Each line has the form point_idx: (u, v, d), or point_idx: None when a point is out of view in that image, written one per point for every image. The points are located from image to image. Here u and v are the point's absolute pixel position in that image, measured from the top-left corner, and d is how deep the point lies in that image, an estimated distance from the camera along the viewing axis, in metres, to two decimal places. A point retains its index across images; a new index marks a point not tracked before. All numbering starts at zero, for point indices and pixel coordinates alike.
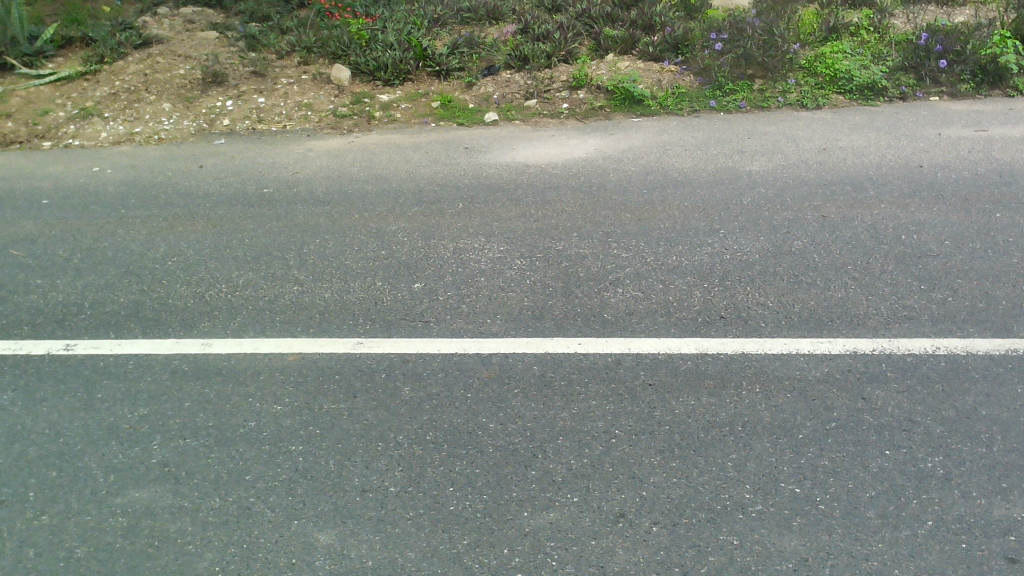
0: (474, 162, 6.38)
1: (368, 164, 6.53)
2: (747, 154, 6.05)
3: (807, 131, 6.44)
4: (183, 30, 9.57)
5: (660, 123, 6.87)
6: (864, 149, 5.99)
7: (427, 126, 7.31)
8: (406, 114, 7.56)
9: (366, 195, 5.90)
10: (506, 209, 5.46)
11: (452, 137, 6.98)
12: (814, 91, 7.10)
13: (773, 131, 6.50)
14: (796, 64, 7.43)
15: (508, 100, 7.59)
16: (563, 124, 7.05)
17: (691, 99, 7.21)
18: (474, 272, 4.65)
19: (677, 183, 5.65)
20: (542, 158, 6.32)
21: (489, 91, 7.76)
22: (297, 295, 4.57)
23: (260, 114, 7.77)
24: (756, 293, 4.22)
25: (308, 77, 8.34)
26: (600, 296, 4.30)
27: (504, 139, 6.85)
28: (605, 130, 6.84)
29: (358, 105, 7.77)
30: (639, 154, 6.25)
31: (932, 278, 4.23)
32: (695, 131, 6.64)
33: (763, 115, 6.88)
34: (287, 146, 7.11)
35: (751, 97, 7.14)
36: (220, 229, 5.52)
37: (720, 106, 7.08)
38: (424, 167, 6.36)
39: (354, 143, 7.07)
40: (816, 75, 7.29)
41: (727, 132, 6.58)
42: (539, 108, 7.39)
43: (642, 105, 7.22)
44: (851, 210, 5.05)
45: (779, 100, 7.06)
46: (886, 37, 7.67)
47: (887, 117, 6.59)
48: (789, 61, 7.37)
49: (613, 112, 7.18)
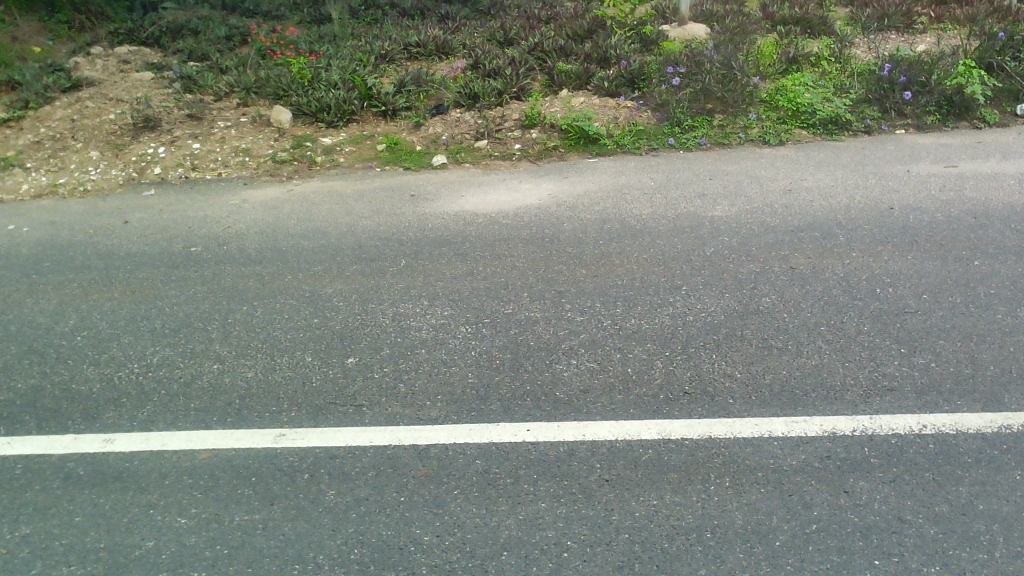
0: (420, 212, 5.97)
1: (306, 216, 6.09)
2: (708, 198, 5.71)
3: (771, 170, 6.13)
4: (116, 71, 9.10)
5: (617, 164, 6.53)
6: (831, 189, 5.68)
7: (371, 171, 6.90)
8: (350, 159, 7.15)
9: (301, 253, 5.45)
10: (451, 266, 5.05)
11: (396, 184, 6.58)
12: (776, 126, 6.80)
13: (735, 171, 6.17)
14: (757, 97, 7.14)
15: (457, 141, 7.20)
16: (515, 167, 6.67)
17: (648, 136, 6.88)
18: (415, 343, 4.23)
19: (635, 232, 5.28)
20: (491, 207, 5.93)
21: (437, 132, 7.38)
22: (217, 375, 4.10)
23: (194, 161, 7.31)
24: (722, 363, 3.84)
25: (247, 120, 7.92)
26: (551, 371, 3.89)
27: (452, 185, 6.44)
28: (559, 172, 6.47)
29: (299, 150, 7.34)
30: (594, 198, 5.89)
31: (912, 339, 3.88)
32: (654, 172, 6.29)
33: (724, 153, 6.57)
34: (220, 197, 6.66)
35: (711, 133, 6.82)
36: (139, 295, 5.04)
37: (680, 144, 6.74)
38: (365, 219, 5.94)
39: (293, 192, 6.63)
40: (778, 109, 7.00)
41: (687, 172, 6.24)
42: (489, 149, 7.01)
43: (598, 144, 6.87)
44: (821, 259, 4.72)
45: (741, 136, 6.74)
46: (848, 68, 7.42)
47: (853, 153, 6.30)
48: (748, 95, 7.07)
49: (568, 152, 6.82)
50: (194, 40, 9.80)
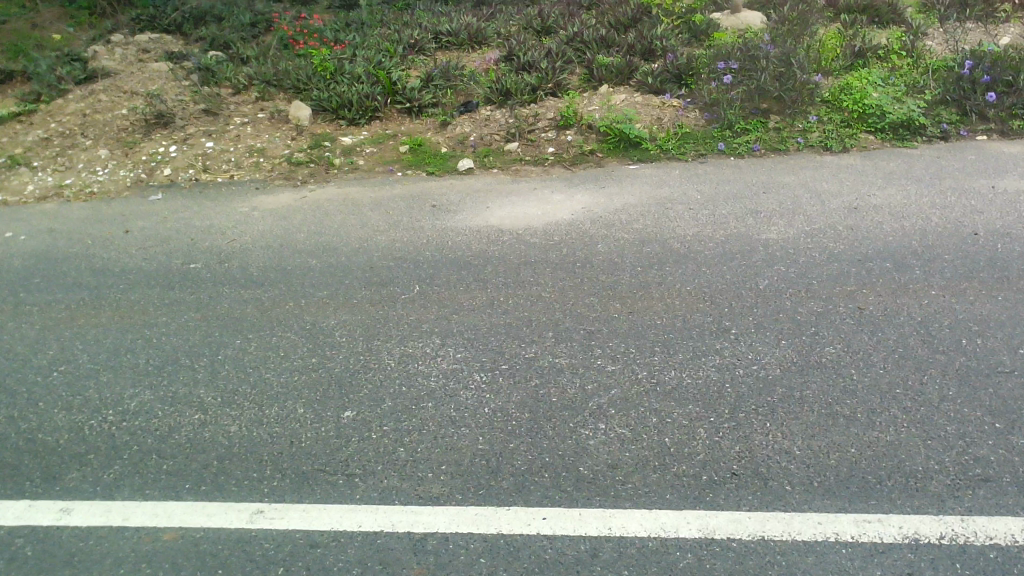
0: (440, 226, 5.43)
1: (317, 229, 5.59)
2: (762, 216, 5.08)
3: (833, 182, 5.46)
4: (134, 61, 8.68)
5: (660, 173, 5.91)
6: (903, 208, 5.00)
7: (392, 176, 6.38)
8: (370, 161, 6.62)
9: (306, 274, 4.95)
10: (469, 295, 4.51)
11: (418, 191, 6.04)
12: (839, 130, 6.11)
13: (792, 183, 5.51)
14: (818, 96, 6.44)
15: (486, 143, 6.64)
16: (548, 174, 6.09)
17: (695, 140, 6.23)
18: (421, 394, 3.71)
19: (678, 258, 4.68)
20: (518, 221, 5.36)
21: (465, 132, 6.82)
22: (196, 429, 3.62)
23: (206, 162, 6.85)
24: (777, 434, 3.25)
25: (265, 116, 7.44)
26: (576, 437, 3.33)
27: (478, 194, 5.89)
28: (595, 181, 5.87)
29: (317, 150, 6.84)
30: (632, 213, 5.29)
31: (1008, 412, 3.24)
32: (701, 184, 5.66)
33: (780, 161, 5.90)
34: (229, 203, 6.18)
35: (766, 138, 6.15)
36: (127, 321, 4.58)
37: (730, 150, 6.09)
38: (380, 233, 5.41)
39: (307, 199, 6.13)
40: (842, 110, 6.29)
41: (739, 184, 5.60)
42: (520, 153, 6.43)
43: (639, 149, 6.25)
44: (893, 298, 4.08)
45: (799, 141, 6.07)
46: (921, 64, 6.67)
47: (928, 164, 5.59)
48: (809, 94, 6.38)
49: (606, 157, 6.22)
50: (217, 27, 9.35)
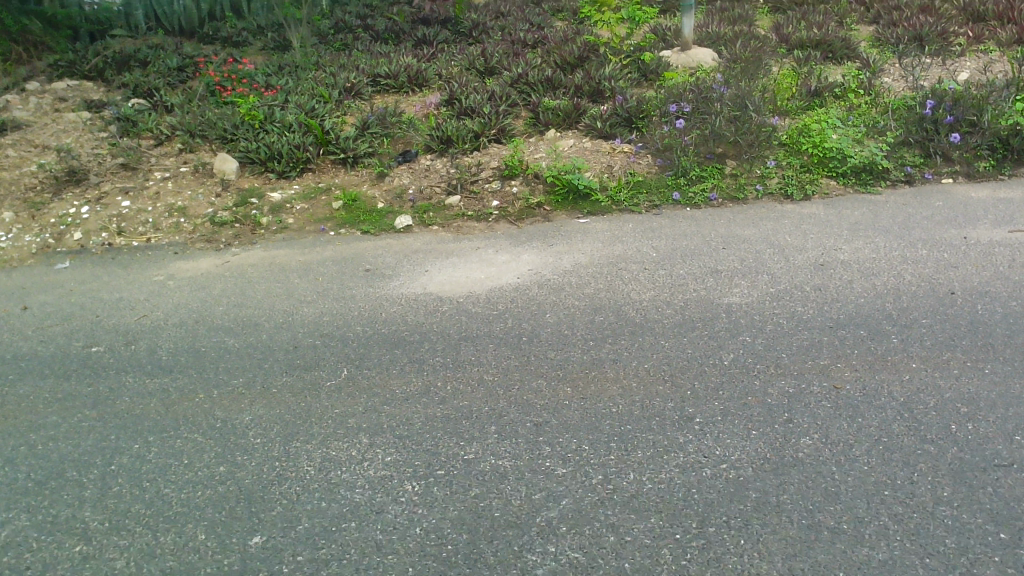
0: (373, 294, 4.94)
1: (238, 300, 5.06)
2: (724, 276, 4.69)
3: (797, 235, 5.09)
4: (49, 111, 8.09)
5: (612, 226, 5.50)
6: (871, 263, 4.65)
7: (324, 236, 5.89)
8: (300, 220, 6.13)
9: (221, 358, 4.42)
10: (403, 379, 4.03)
11: (351, 254, 5.55)
12: (799, 176, 5.77)
13: (753, 236, 5.14)
14: (775, 140, 6.11)
15: (425, 196, 6.18)
16: (492, 230, 5.65)
17: (648, 189, 5.85)
18: (343, 510, 3.20)
19: (634, 329, 4.25)
20: (459, 288, 4.90)
21: (404, 184, 6.36)
22: (75, 567, 3.06)
23: (121, 224, 6.28)
24: (753, 554, 2.80)
25: (188, 170, 6.92)
26: (521, 567, 2.85)
27: (416, 255, 5.42)
28: (542, 238, 5.44)
29: (242, 208, 6.32)
30: (582, 275, 4.87)
31: (1013, 518, 2.84)
32: (656, 239, 5.26)
33: (739, 211, 5.54)
34: (142, 271, 5.62)
35: (723, 186, 5.79)
36: (11, 423, 4.00)
37: (685, 199, 5.72)
38: (306, 305, 4.91)
39: (229, 265, 5.60)
40: (800, 154, 5.97)
41: (696, 238, 5.20)
42: (462, 207, 5.99)
43: (589, 200, 5.84)
44: (871, 373, 3.69)
45: (758, 189, 5.71)
46: (879, 103, 6.40)
47: (894, 212, 5.27)
48: (765, 137, 6.04)
49: (554, 211, 5.80)
50: (140, 73, 8.81)
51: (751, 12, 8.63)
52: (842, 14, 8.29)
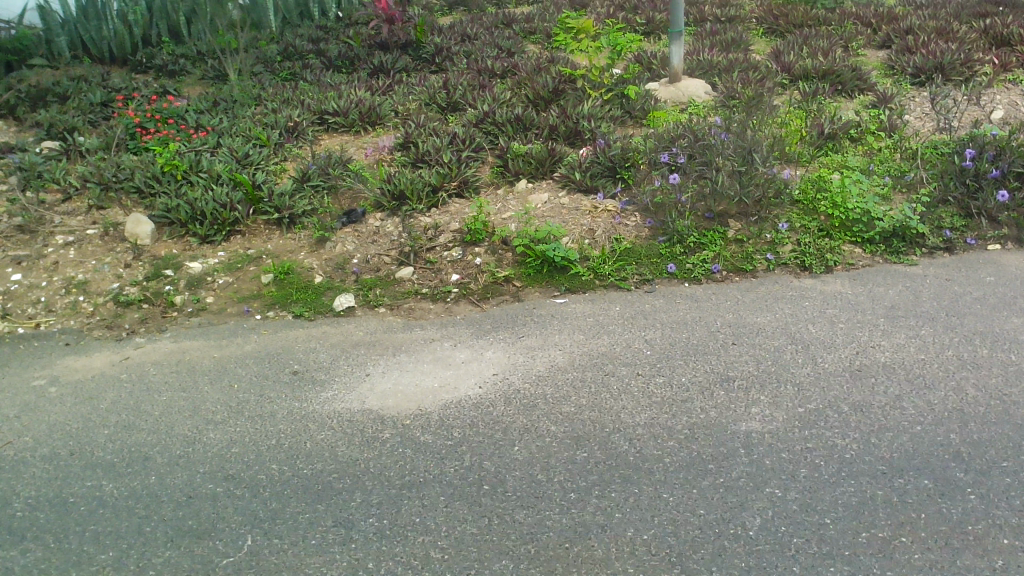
0: (300, 412, 3.94)
1: (130, 419, 4.03)
2: (737, 387, 3.73)
3: (823, 324, 4.15)
4: None
5: (595, 309, 4.55)
6: (920, 368, 3.72)
7: (248, 320, 4.88)
8: (220, 299, 5.11)
9: (90, 515, 3.39)
10: (323, 556, 3.02)
11: (277, 348, 4.55)
12: (817, 241, 4.85)
13: (768, 326, 4.19)
14: (785, 196, 5.18)
15: (372, 267, 5.19)
16: (451, 316, 4.68)
17: (638, 259, 4.90)
18: None
19: (626, 473, 3.28)
20: (406, 402, 3.91)
21: (347, 251, 5.36)
22: None
23: (7, 303, 5.22)
24: None
25: (96, 232, 5.87)
26: None
27: (357, 351, 4.42)
28: (510, 327, 4.47)
29: (155, 282, 5.30)
30: (558, 385, 3.89)
31: None
32: (650, 329, 4.29)
33: (747, 288, 4.61)
34: (21, 370, 4.57)
35: (726, 255, 4.86)
36: None
37: (683, 273, 4.78)
38: (213, 427, 3.90)
39: (128, 363, 4.56)
40: (817, 213, 5.04)
41: (700, 328, 4.24)
42: (415, 282, 5.01)
43: (568, 273, 4.88)
44: (950, 555, 2.74)
45: (769, 258, 4.79)
46: (905, 147, 5.50)
47: (938, 290, 4.35)
48: (775, 193, 5.12)
49: (525, 287, 4.83)
50: (57, 110, 7.74)
51: (746, 37, 7.75)
52: (847, 38, 7.42)
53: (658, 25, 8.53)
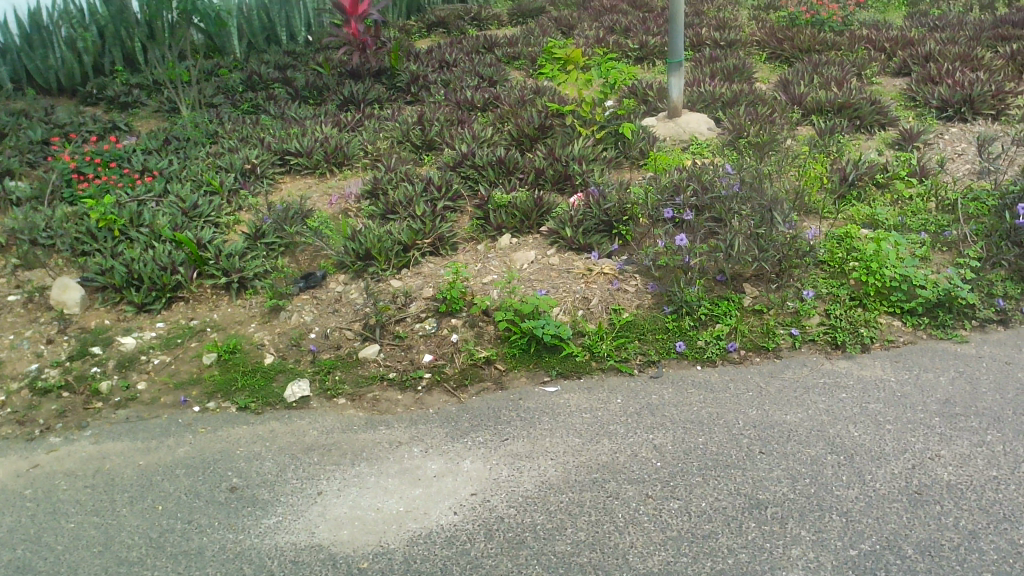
0: (236, 547, 3.20)
1: (26, 557, 3.28)
2: (772, 517, 3.03)
3: (868, 425, 3.47)
4: None
5: (592, 401, 3.85)
6: (992, 493, 3.05)
7: (185, 413, 4.14)
8: (154, 385, 4.37)
9: None
10: None
11: (214, 455, 3.79)
12: (849, 312, 4.17)
13: (800, 428, 3.49)
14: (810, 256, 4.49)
15: (332, 343, 4.47)
16: (424, 408, 3.96)
17: (641, 335, 4.21)
18: None
19: None
20: (367, 534, 3.19)
21: (304, 323, 4.64)
22: None
23: None
24: None
25: (18, 298, 5.11)
26: None
27: (311, 456, 3.70)
28: (492, 426, 3.76)
29: (80, 362, 4.56)
30: (552, 512, 3.18)
31: None
32: (661, 429, 3.59)
33: (771, 373, 3.93)
34: None
35: (744, 330, 4.16)
36: None
37: (695, 352, 4.09)
38: (124, 571, 3.15)
39: (35, 472, 3.80)
40: (846, 277, 4.37)
41: (721, 429, 3.55)
42: (382, 363, 4.29)
43: (559, 353, 4.17)
44: None
45: (794, 334, 4.11)
46: (941, 196, 4.85)
47: (998, 380, 3.69)
48: (799, 254, 4.44)
49: (510, 371, 4.13)
50: None
51: (749, 64, 7.12)
52: (860, 64, 6.80)
53: (652, 50, 7.89)
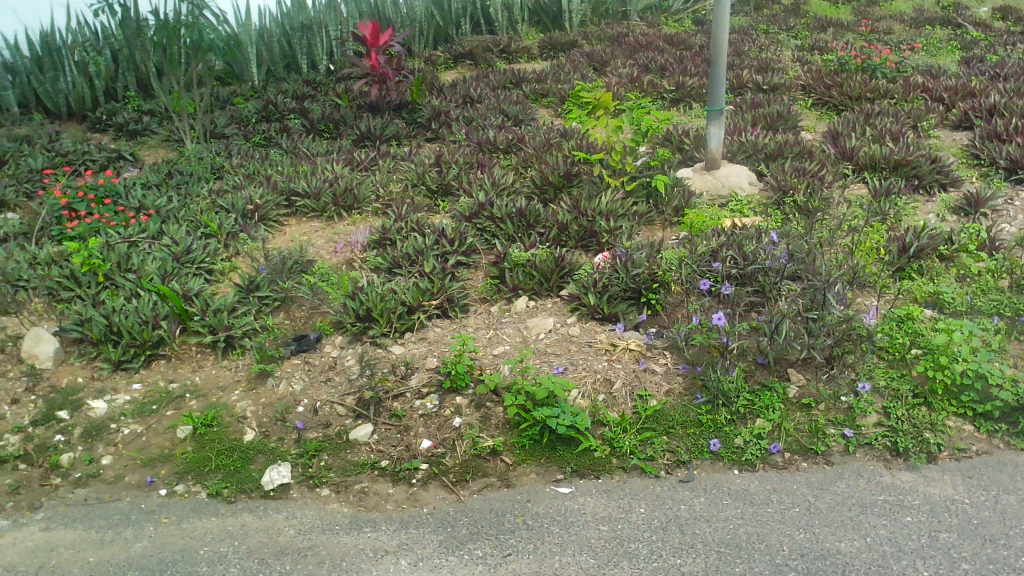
0: None
1: None
2: None
3: (940, 563, 2.90)
4: None
5: (611, 510, 3.31)
6: None
7: (151, 497, 3.66)
8: (120, 461, 3.89)
9: None
10: None
11: (173, 554, 3.29)
12: (912, 412, 3.61)
13: (858, 562, 2.94)
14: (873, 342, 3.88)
15: (321, 419, 3.98)
16: (418, 506, 3.45)
17: (669, 429, 3.67)
18: None
19: None
20: None
21: (293, 393, 4.16)
22: None
23: None
24: None
25: None
26: None
27: (284, 563, 3.19)
28: (493, 535, 3.23)
29: (44, 429, 4.10)
30: None
31: None
32: (692, 552, 3.05)
33: (820, 484, 3.37)
34: None
35: (789, 428, 3.61)
36: None
37: (731, 452, 3.55)
38: None
39: None
40: (908, 368, 3.81)
41: (763, 556, 3.00)
42: (375, 447, 3.79)
43: (575, 446, 3.64)
44: None
45: (847, 436, 3.55)
46: (1016, 274, 4.28)
47: None
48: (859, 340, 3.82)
49: (518, 465, 3.60)
50: None
51: (794, 111, 6.60)
52: (916, 116, 6.27)
53: (689, 92, 7.40)
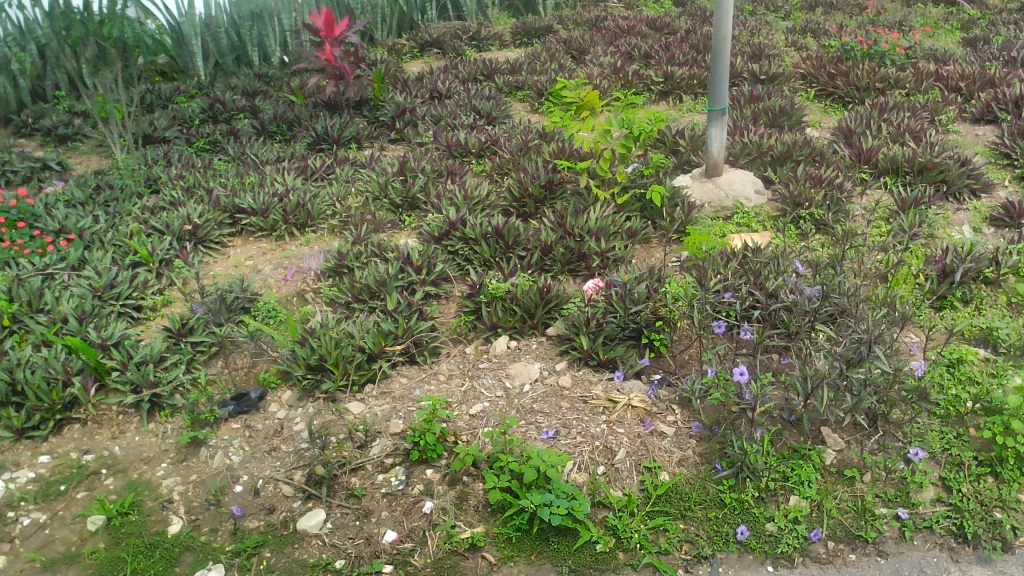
0: None
1: None
2: None
3: None
4: None
5: None
6: None
7: None
8: (14, 564, 3.13)
9: None
10: None
11: None
12: (979, 484, 2.99)
13: None
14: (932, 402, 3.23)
15: (264, 501, 3.29)
16: None
17: (686, 511, 3.03)
18: None
19: None
20: None
21: (230, 467, 3.47)
22: None
23: None
24: None
25: None
26: None
27: None
28: None
29: None
30: None
31: None
32: None
33: None
34: None
35: (831, 508, 2.97)
36: None
37: (763, 543, 2.90)
38: None
39: None
40: (967, 427, 3.20)
41: None
42: (327, 539, 3.10)
43: (572, 538, 2.98)
44: None
45: (902, 519, 2.92)
46: None
47: None
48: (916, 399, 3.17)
49: (504, 564, 2.94)
50: None
51: (798, 105, 5.96)
52: (934, 108, 5.65)
53: (679, 83, 6.73)
